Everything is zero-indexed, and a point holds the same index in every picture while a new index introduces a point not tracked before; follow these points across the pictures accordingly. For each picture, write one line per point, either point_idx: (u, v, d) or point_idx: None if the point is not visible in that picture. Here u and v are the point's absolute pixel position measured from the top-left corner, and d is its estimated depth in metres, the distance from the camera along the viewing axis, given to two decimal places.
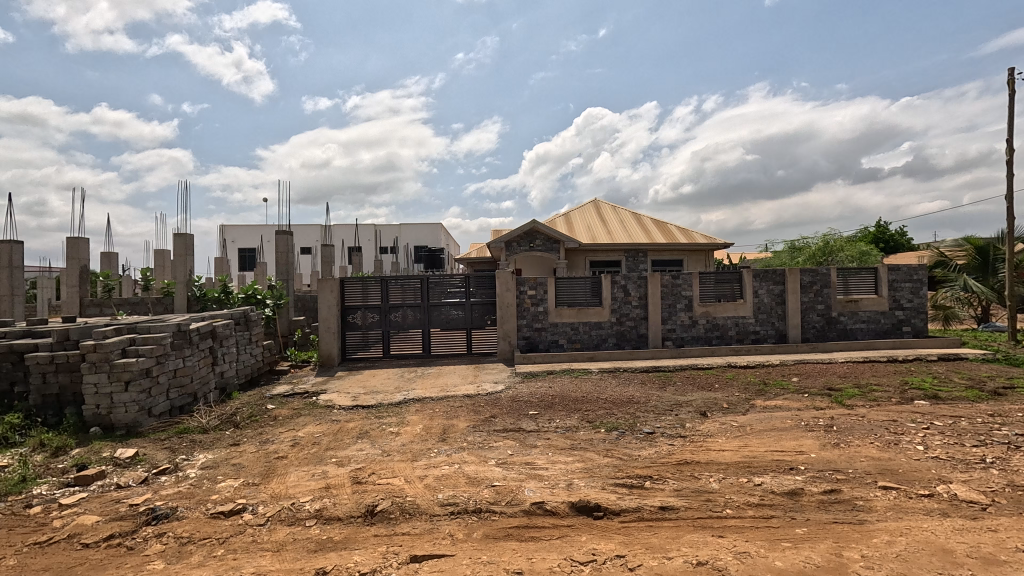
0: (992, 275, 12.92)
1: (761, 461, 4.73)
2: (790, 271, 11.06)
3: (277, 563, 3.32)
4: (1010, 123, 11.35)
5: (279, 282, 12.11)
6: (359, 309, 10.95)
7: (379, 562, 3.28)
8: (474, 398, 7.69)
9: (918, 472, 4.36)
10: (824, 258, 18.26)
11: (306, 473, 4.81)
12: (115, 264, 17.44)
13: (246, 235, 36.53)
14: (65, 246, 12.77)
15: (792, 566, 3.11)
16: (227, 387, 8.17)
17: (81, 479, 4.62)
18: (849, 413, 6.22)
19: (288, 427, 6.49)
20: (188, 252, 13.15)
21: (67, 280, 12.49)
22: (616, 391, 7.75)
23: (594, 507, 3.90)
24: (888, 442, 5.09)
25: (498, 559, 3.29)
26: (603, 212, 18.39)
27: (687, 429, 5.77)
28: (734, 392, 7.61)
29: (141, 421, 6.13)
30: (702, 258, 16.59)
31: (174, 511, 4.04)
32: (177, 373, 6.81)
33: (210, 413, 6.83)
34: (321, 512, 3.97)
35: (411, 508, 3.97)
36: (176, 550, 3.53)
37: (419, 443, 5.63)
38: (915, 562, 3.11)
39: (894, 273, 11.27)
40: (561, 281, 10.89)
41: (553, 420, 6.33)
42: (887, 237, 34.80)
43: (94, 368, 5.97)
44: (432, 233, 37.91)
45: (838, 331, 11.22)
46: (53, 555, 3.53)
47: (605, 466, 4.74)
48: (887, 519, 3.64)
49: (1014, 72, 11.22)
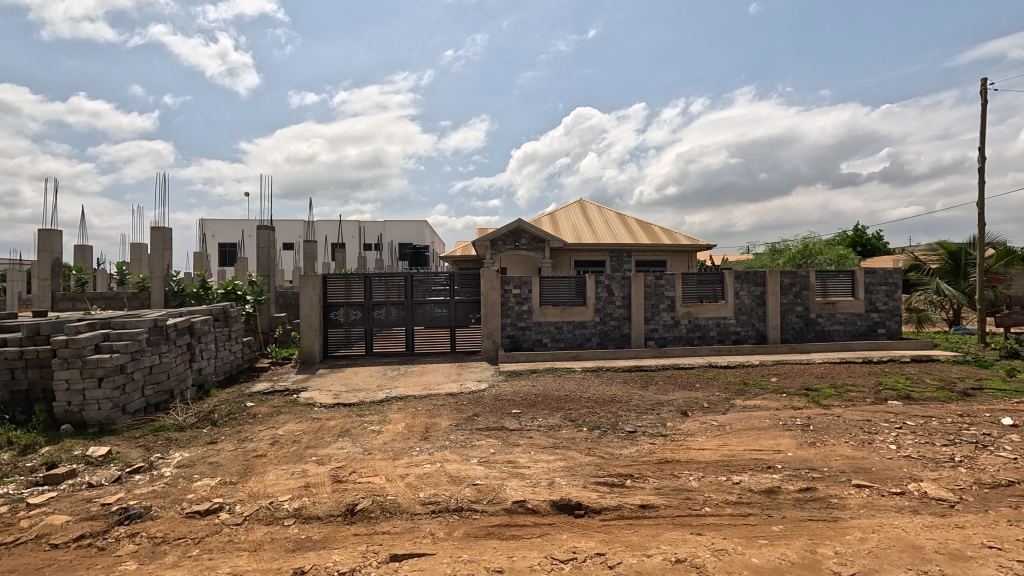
0: (963, 278, 13.40)
1: (740, 459, 4.81)
2: (771, 273, 11.25)
3: (253, 563, 3.27)
4: (983, 130, 11.71)
5: (260, 278, 11.91)
6: (342, 306, 10.82)
7: (359, 562, 3.24)
8: (457, 396, 7.65)
9: (890, 469, 4.48)
10: (804, 261, 18.68)
11: (285, 471, 4.74)
12: (91, 257, 16.99)
13: (228, 229, 35.96)
14: (37, 238, 12.32)
15: (768, 563, 3.16)
16: (205, 384, 8.00)
17: (51, 478, 4.49)
18: (825, 412, 6.37)
19: (267, 425, 6.37)
20: (165, 246, 12.77)
21: (38, 273, 12.04)
22: (599, 390, 7.79)
23: (575, 505, 3.91)
24: (862, 441, 5.22)
25: (479, 558, 3.28)
26: (588, 212, 18.48)
27: (668, 428, 5.85)
28: (715, 391, 7.72)
29: (114, 419, 5.97)
30: (686, 259, 16.78)
31: (148, 511, 3.95)
32: (153, 370, 6.64)
33: (187, 411, 6.68)
34: (300, 512, 3.91)
35: (393, 506, 3.95)
36: (149, 550, 3.45)
37: (401, 441, 5.59)
38: (887, 559, 3.18)
39: (870, 276, 11.54)
40: (546, 280, 10.91)
41: (536, 419, 6.34)
42: (865, 241, 35.79)
43: (65, 364, 5.80)
44: (417, 230, 37.68)
45: (816, 332, 11.44)
46: (20, 556, 3.42)
47: (587, 465, 4.77)
48: (861, 516, 3.73)
49: (988, 82, 11.60)
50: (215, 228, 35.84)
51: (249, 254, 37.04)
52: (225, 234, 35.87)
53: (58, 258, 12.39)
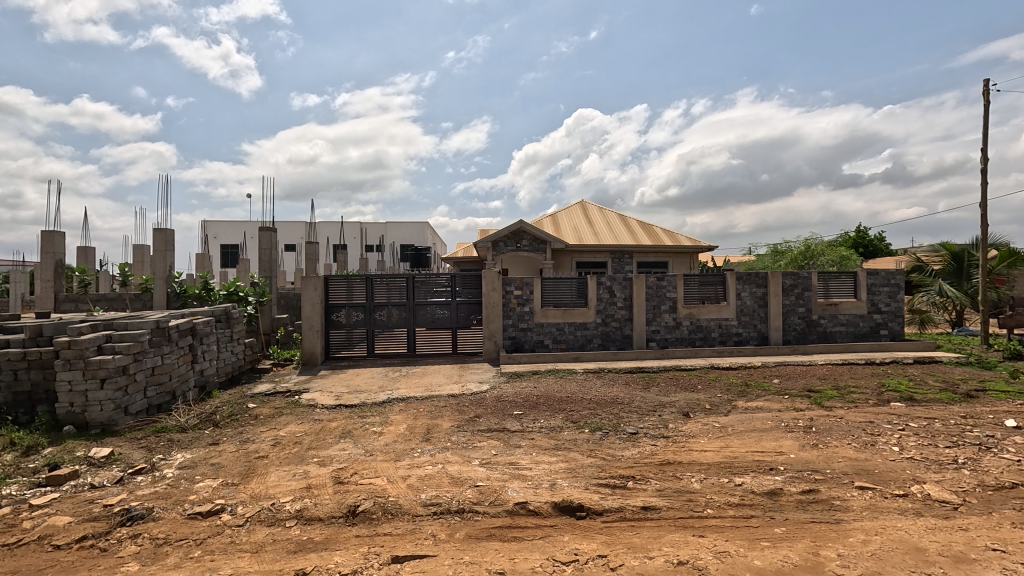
0: (966, 280, 13.39)
1: (742, 461, 4.80)
2: (772, 274, 11.23)
3: (255, 564, 3.27)
4: (985, 131, 11.69)
5: (262, 279, 11.91)
6: (344, 308, 10.82)
7: (360, 563, 3.24)
8: (458, 398, 7.65)
9: (894, 472, 4.46)
10: (806, 262, 18.66)
11: (286, 473, 4.75)
12: (93, 258, 17.03)
13: (230, 231, 36.06)
14: (40, 240, 12.37)
15: (771, 565, 3.15)
16: (207, 385, 8.01)
17: (54, 479, 4.51)
18: (827, 414, 6.35)
19: (269, 426, 6.38)
20: (168, 247, 12.81)
21: (41, 275, 12.09)
22: (600, 392, 7.78)
23: (576, 507, 3.90)
24: (865, 443, 5.20)
25: (481, 559, 3.27)
26: (590, 213, 18.48)
27: (670, 430, 5.83)
28: (717, 393, 7.70)
29: (116, 420, 5.99)
30: (687, 260, 16.76)
31: (151, 512, 3.96)
32: (155, 371, 6.66)
33: (189, 412, 6.69)
34: (301, 513, 3.92)
35: (394, 507, 3.95)
36: (151, 551, 3.46)
37: (402, 443, 5.59)
38: (890, 561, 3.17)
39: (872, 277, 11.52)
40: (547, 281, 10.90)
41: (538, 420, 6.33)
42: (867, 241, 35.73)
43: (68, 365, 5.81)
44: (419, 231, 37.72)
45: (819, 333, 11.41)
46: (23, 557, 3.43)
47: (588, 466, 4.76)
48: (864, 518, 3.72)
49: (989, 83, 11.58)
50: (217, 229, 35.94)
51: (251, 255, 37.12)
52: (227, 236, 35.96)
53: (61, 260, 12.43)
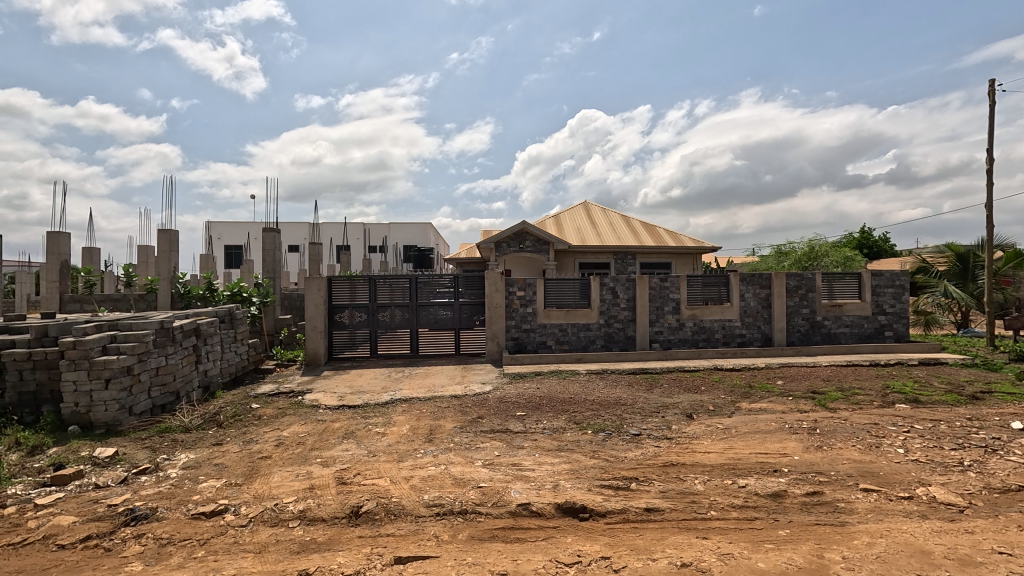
0: (971, 281, 13.30)
1: (746, 463, 4.78)
2: (776, 275, 11.18)
3: (258, 565, 3.27)
4: (991, 131, 11.63)
5: (266, 279, 11.95)
6: (347, 308, 10.84)
7: (363, 564, 3.24)
8: (461, 399, 7.66)
9: (899, 474, 4.43)
10: (809, 263, 18.60)
11: (290, 473, 4.76)
12: (99, 259, 17.13)
13: (234, 232, 36.20)
14: (46, 241, 12.44)
15: (774, 567, 3.14)
16: (210, 386, 8.04)
17: (58, 479, 4.53)
18: (832, 416, 6.32)
19: (273, 426, 6.39)
20: (172, 248, 12.85)
21: (47, 275, 12.18)
22: (603, 393, 7.76)
23: (580, 508, 3.89)
24: (870, 445, 5.16)
25: (483, 560, 3.27)
26: (593, 215, 18.47)
27: (673, 431, 5.82)
28: (720, 394, 7.68)
29: (121, 420, 6.01)
30: (690, 261, 16.72)
31: (154, 512, 3.98)
32: (159, 371, 6.69)
33: (192, 412, 6.70)
34: (304, 513, 3.92)
35: (397, 509, 3.94)
36: (155, 551, 3.47)
37: (405, 443, 5.59)
38: (895, 564, 3.15)
39: (877, 278, 11.46)
40: (550, 282, 10.89)
41: (541, 421, 6.32)
42: (872, 242, 35.59)
43: (73, 366, 5.84)
44: (422, 232, 37.76)
45: (822, 334, 11.37)
46: (28, 556, 3.44)
47: (591, 468, 4.75)
48: (868, 521, 3.69)
49: (995, 83, 11.51)
50: (221, 230, 36.09)
51: (255, 255, 37.26)
52: (231, 237, 36.10)
53: (66, 260, 12.51)
